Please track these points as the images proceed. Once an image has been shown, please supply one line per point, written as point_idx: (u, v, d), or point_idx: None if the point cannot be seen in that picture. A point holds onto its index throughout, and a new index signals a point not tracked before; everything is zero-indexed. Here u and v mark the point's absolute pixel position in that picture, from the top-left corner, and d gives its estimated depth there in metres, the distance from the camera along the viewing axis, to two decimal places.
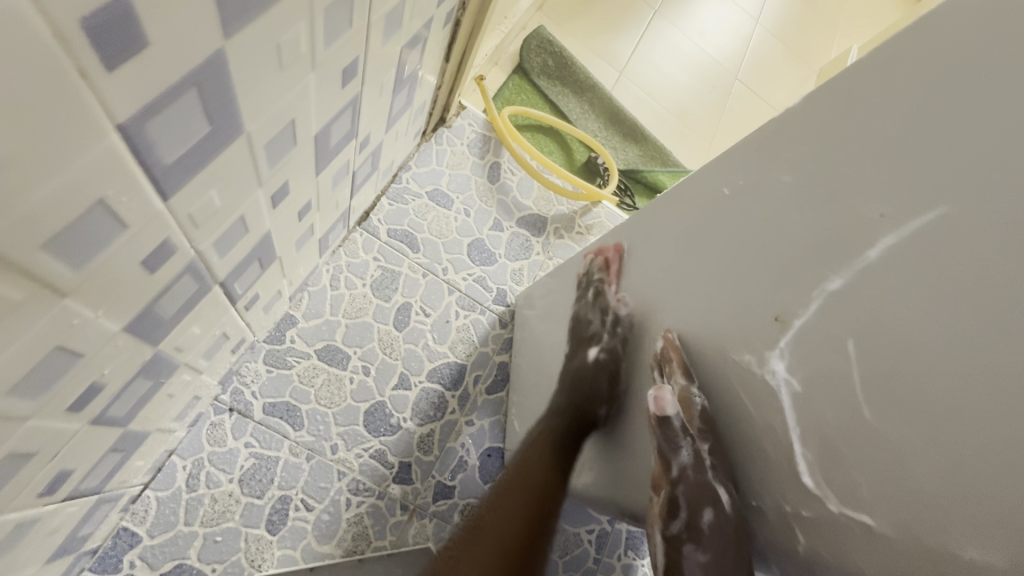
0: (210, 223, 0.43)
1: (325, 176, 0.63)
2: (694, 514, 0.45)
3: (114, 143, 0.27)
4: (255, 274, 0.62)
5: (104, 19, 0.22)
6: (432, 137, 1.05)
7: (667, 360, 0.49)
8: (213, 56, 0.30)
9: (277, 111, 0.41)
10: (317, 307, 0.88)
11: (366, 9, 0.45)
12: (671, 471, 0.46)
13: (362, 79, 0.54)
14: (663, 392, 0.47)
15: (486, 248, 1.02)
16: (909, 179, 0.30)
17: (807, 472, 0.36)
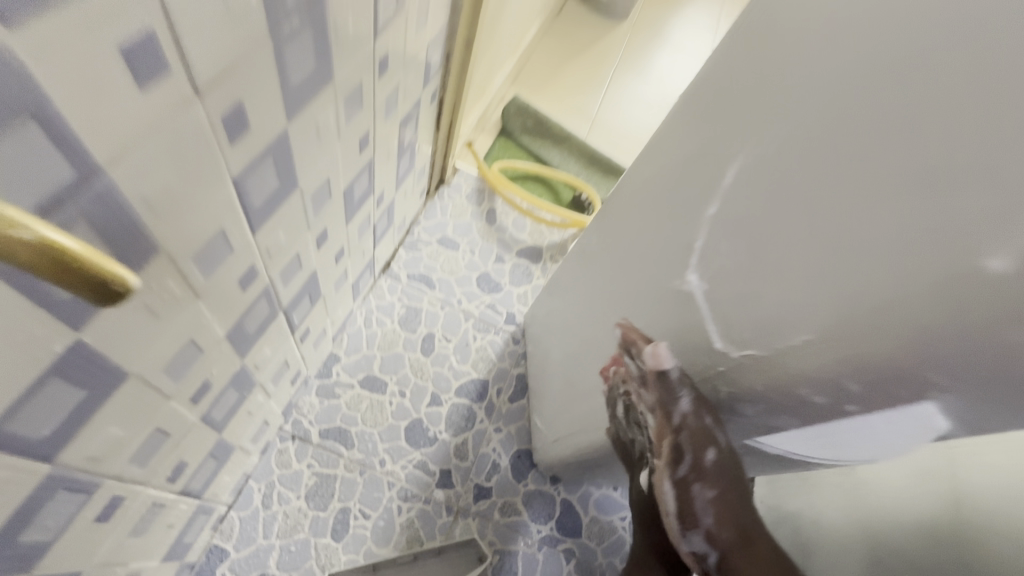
0: (278, 256, 0.60)
1: (353, 226, 0.81)
2: (699, 455, 0.49)
3: (228, 191, 0.44)
4: (307, 308, 0.78)
5: (230, 116, 0.40)
6: (435, 195, 1.24)
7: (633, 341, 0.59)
8: (280, 134, 0.48)
9: (317, 172, 0.59)
10: (355, 344, 1.04)
11: (371, 95, 0.64)
12: (672, 418, 0.50)
13: (374, 146, 0.73)
14: (660, 349, 0.53)
15: (493, 279, 1.18)
16: (737, 134, 0.45)
17: (717, 339, 0.47)
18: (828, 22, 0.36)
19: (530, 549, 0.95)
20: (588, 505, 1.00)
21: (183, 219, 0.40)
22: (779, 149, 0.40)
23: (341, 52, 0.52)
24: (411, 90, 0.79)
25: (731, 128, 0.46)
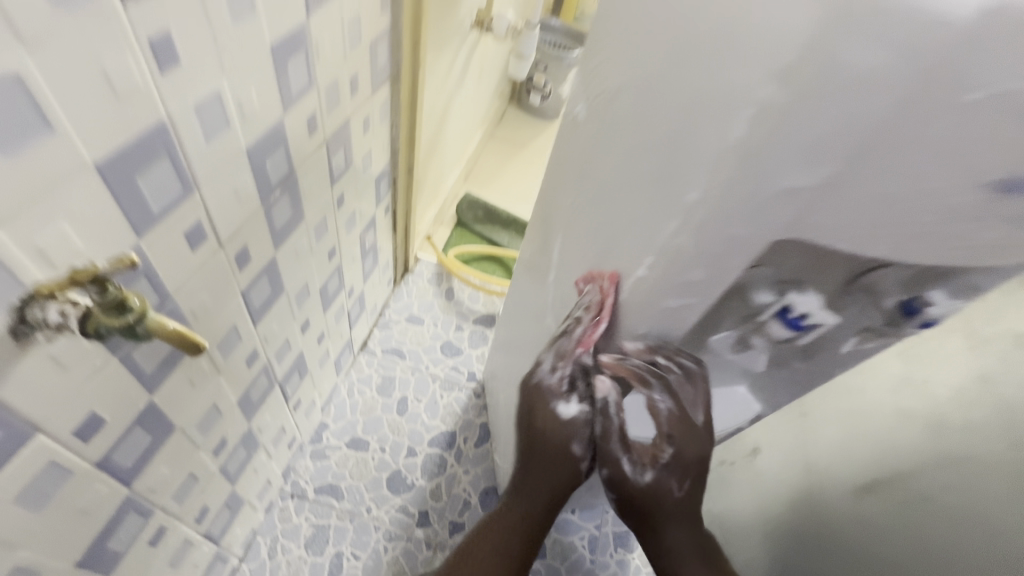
0: (272, 341, 0.83)
1: (330, 314, 1.05)
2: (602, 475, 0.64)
3: (238, 300, 0.69)
4: (297, 381, 1.00)
5: (240, 254, 0.65)
6: (401, 282, 1.50)
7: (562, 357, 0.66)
8: (270, 259, 0.73)
9: (298, 279, 0.84)
10: (341, 412, 1.24)
11: (334, 221, 0.91)
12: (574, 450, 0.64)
13: (340, 254, 0.99)
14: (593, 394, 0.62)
15: (454, 345, 1.41)
16: (559, 227, 0.71)
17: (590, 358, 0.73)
18: (577, 167, 0.63)
19: None
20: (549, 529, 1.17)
21: (210, 321, 0.64)
22: (576, 235, 0.66)
23: (308, 200, 0.78)
24: (367, 209, 1.06)
25: (556, 224, 0.72)
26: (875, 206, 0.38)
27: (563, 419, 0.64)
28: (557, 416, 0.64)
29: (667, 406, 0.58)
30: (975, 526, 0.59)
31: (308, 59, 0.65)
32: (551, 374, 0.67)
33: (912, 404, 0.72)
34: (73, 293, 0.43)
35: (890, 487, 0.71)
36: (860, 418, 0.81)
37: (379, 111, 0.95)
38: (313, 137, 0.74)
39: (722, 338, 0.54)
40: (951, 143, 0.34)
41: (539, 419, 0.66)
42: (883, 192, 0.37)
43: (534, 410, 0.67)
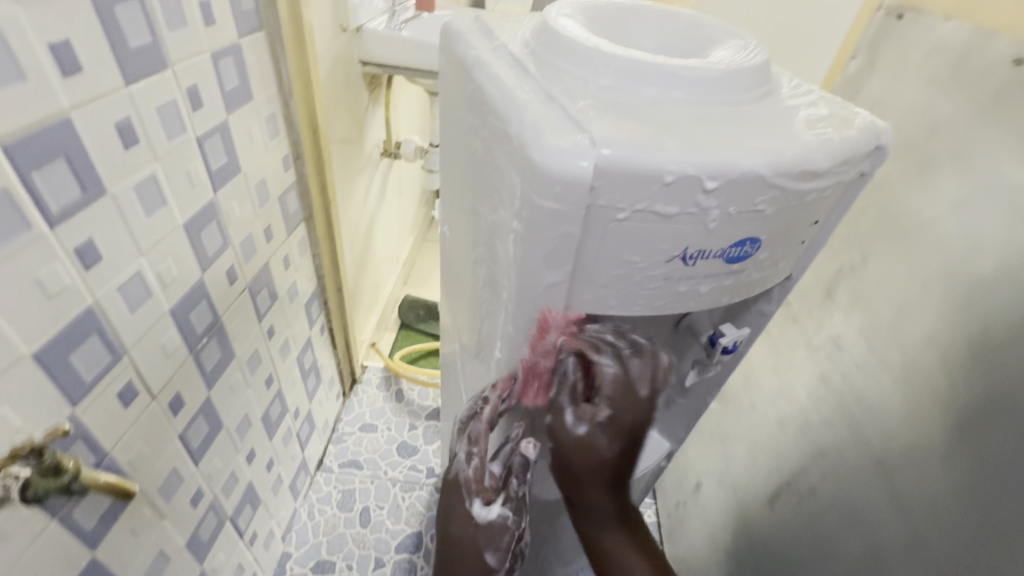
0: (217, 476, 0.88)
1: (277, 439, 1.10)
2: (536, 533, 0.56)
3: (176, 443, 0.75)
4: (250, 513, 1.02)
5: (175, 401, 0.73)
6: (351, 394, 1.55)
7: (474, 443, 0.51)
8: (206, 399, 0.80)
9: (237, 411, 0.91)
10: (303, 537, 1.23)
11: (268, 351, 1.00)
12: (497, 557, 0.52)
13: (279, 380, 1.07)
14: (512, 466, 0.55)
15: (410, 444, 1.45)
16: (459, 322, 0.83)
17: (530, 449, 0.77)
18: (458, 273, 0.76)
19: None
20: None
21: (149, 468, 0.70)
22: (469, 328, 0.77)
23: (237, 339, 0.87)
24: (300, 333, 1.15)
25: (457, 320, 0.84)
26: (602, 303, 0.46)
27: (483, 525, 0.51)
28: (473, 523, 0.51)
29: (612, 373, 0.48)
30: (842, 510, 0.66)
31: (219, 226, 0.78)
32: (468, 465, 0.51)
33: (786, 411, 0.84)
34: (14, 466, 0.49)
35: (786, 494, 0.78)
36: (755, 433, 0.91)
37: (298, 248, 1.08)
38: (234, 286, 0.85)
39: None
40: (624, 252, 0.42)
41: (456, 525, 0.52)
42: (601, 294, 0.45)
43: (451, 512, 0.53)
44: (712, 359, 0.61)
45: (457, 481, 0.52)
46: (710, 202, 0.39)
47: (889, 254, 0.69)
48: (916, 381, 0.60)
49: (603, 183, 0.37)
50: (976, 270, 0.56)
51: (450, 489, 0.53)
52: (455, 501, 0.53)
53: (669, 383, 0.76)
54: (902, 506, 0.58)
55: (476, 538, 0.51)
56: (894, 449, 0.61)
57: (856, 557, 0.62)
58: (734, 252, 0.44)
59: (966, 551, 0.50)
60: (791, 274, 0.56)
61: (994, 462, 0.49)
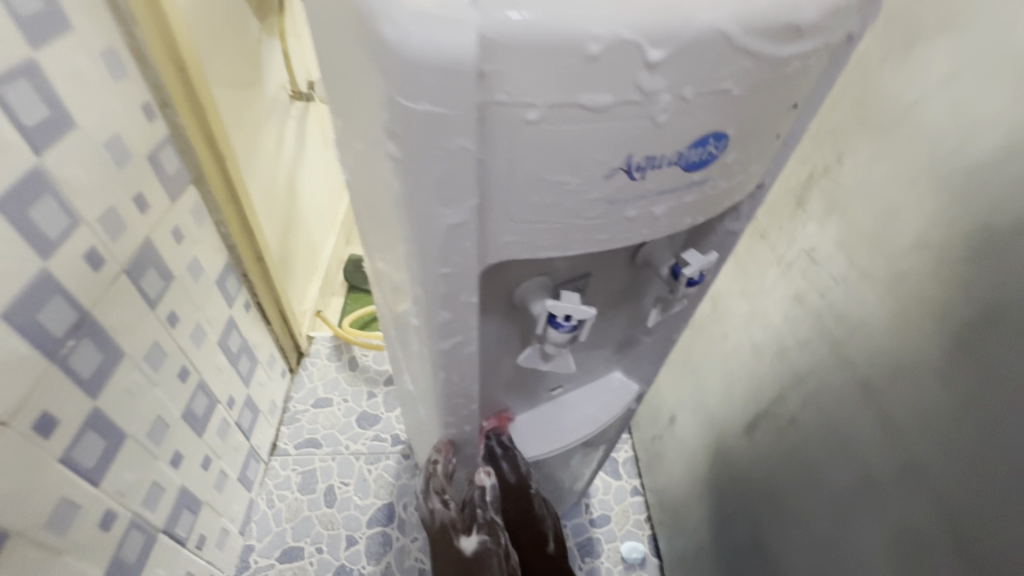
0: (133, 491, 0.77)
1: (210, 434, 0.98)
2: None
3: (58, 468, 0.63)
4: (191, 519, 0.92)
5: (42, 421, 0.61)
6: (299, 368, 1.41)
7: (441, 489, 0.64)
8: (92, 411, 0.68)
9: (145, 416, 0.79)
10: (264, 527, 1.14)
11: (174, 342, 0.86)
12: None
13: (198, 370, 0.93)
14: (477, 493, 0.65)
15: (370, 414, 1.35)
16: (386, 278, 0.70)
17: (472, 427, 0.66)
18: (373, 220, 0.63)
19: None
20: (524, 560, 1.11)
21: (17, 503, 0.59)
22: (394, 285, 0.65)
23: (123, 335, 0.73)
24: (218, 314, 1.00)
25: (384, 275, 0.71)
26: (530, 245, 0.35)
27: (471, 557, 0.59)
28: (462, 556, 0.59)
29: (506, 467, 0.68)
30: (826, 437, 0.61)
31: (58, 200, 0.62)
32: (446, 510, 0.63)
33: (760, 337, 0.77)
34: None
35: (765, 423, 0.73)
36: (729, 362, 0.85)
37: (193, 216, 0.91)
38: (102, 272, 0.69)
39: (529, 355, 0.50)
40: (546, 170, 0.30)
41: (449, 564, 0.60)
42: (525, 231, 0.33)
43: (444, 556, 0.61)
44: (674, 295, 0.51)
45: (441, 529, 0.62)
46: (656, 83, 0.27)
47: (866, 148, 0.59)
48: (902, 291, 0.52)
49: (496, 66, 0.25)
50: (972, 155, 0.47)
51: (436, 546, 0.62)
52: (445, 549, 0.60)
53: (633, 323, 0.67)
54: (889, 430, 0.53)
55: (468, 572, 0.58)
56: (877, 369, 0.55)
57: (846, 486, 0.58)
58: (694, 156, 0.33)
59: (962, 477, 0.45)
60: (764, 182, 0.46)
61: (1001, 375, 0.42)
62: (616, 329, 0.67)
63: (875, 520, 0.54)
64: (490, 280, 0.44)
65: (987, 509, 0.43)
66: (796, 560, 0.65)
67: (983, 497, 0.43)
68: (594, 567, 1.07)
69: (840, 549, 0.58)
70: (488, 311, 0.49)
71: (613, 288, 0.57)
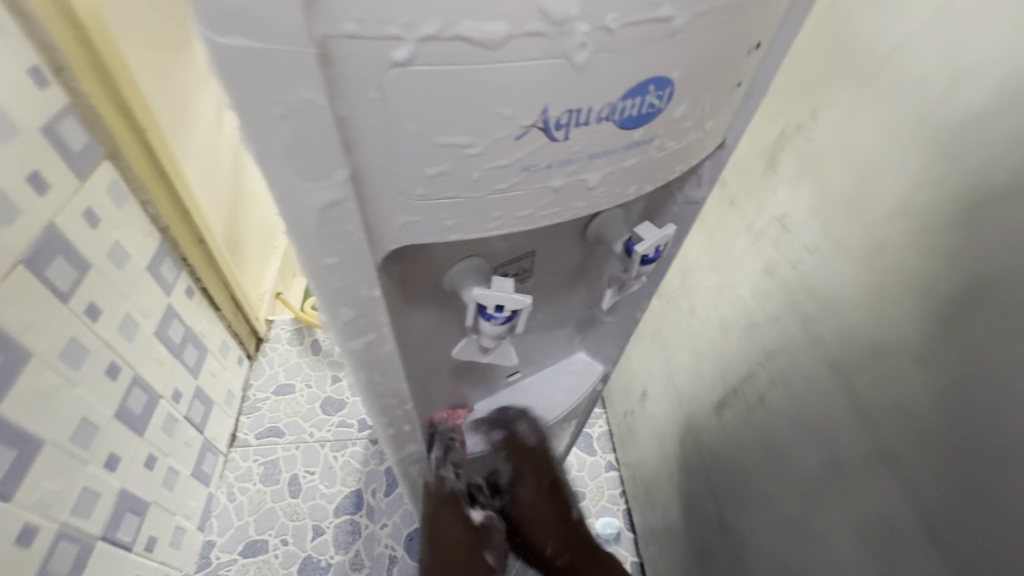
0: (57, 501, 0.71)
1: (153, 431, 0.92)
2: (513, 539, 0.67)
3: None
4: (135, 522, 0.87)
5: None
6: (258, 355, 1.34)
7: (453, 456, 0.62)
8: None
9: (65, 419, 0.72)
10: (225, 522, 1.09)
11: (96, 336, 0.78)
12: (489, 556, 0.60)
13: (132, 365, 0.86)
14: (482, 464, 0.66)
15: (335, 399, 1.28)
16: None
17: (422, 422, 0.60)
18: None
19: None
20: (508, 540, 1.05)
21: None
22: None
23: (26, 333, 0.66)
24: (152, 303, 0.92)
25: None
26: (433, 225, 0.28)
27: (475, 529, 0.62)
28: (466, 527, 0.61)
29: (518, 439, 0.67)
30: (796, 419, 0.57)
31: None
32: (455, 478, 0.63)
33: (729, 311, 0.72)
34: None
35: (734, 402, 0.69)
36: (698, 337, 0.80)
37: (109, 195, 0.82)
38: None
39: (466, 347, 0.43)
40: (433, 129, 0.23)
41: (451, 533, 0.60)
42: (423, 210, 0.27)
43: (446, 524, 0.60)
44: (628, 274, 0.45)
45: (449, 496, 0.62)
46: (566, 7, 0.21)
47: (843, 100, 0.53)
48: (880, 262, 0.47)
49: None
50: (963, 104, 0.41)
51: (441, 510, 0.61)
52: (449, 514, 0.61)
53: (591, 303, 0.61)
54: (862, 414, 0.49)
55: (473, 541, 0.60)
56: (851, 348, 0.50)
57: (814, 470, 0.54)
58: (631, 109, 0.26)
59: (940, 466, 0.41)
60: (725, 141, 0.40)
61: (986, 356, 0.38)
62: (573, 311, 0.61)
63: (843, 507, 0.50)
64: (409, 265, 0.38)
65: (963, 502, 0.39)
66: (763, 544, 0.62)
67: (960, 490, 0.39)
68: None
69: (810, 536, 0.54)
70: (414, 300, 0.42)
71: (564, 266, 0.50)
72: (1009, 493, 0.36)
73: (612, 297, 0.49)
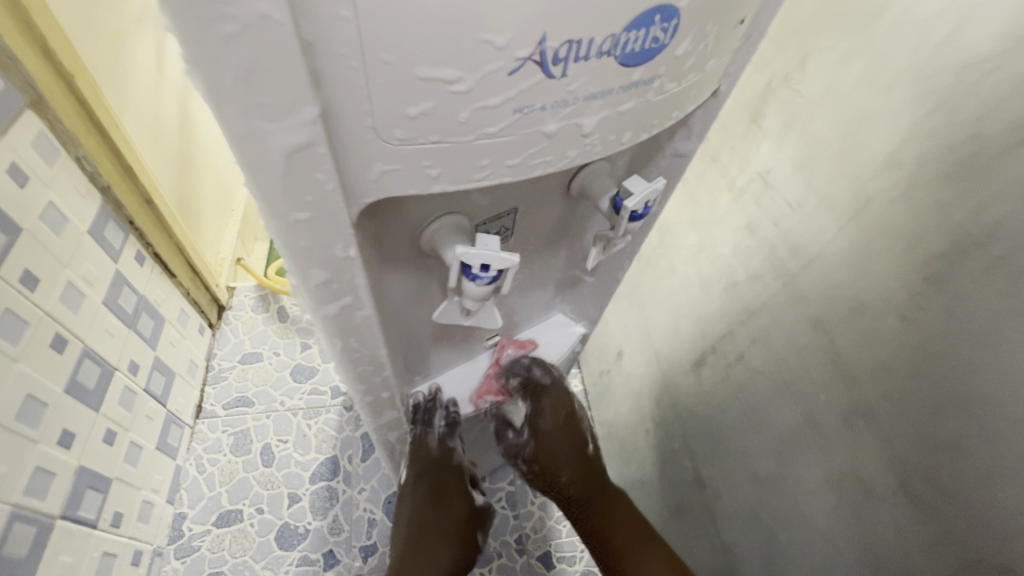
0: (6, 483, 0.67)
1: (110, 405, 0.87)
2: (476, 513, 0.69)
3: None
4: (98, 499, 0.84)
5: None
6: (221, 324, 1.28)
7: (425, 410, 0.63)
8: None
9: (6, 398, 0.67)
10: (196, 493, 1.07)
11: (35, 307, 0.72)
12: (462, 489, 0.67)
13: (80, 337, 0.81)
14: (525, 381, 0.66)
15: (306, 366, 1.24)
16: None
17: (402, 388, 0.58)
18: None
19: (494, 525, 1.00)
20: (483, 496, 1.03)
21: None
22: None
23: None
24: (98, 271, 0.86)
25: None
26: (413, 176, 0.25)
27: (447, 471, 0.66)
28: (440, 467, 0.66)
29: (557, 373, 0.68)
30: (775, 377, 0.59)
31: None
32: (430, 436, 0.64)
33: (710, 269, 0.73)
34: None
35: (712, 360, 0.71)
36: (677, 296, 0.80)
37: (38, 151, 0.73)
38: None
39: (447, 311, 0.41)
40: (418, 58, 0.20)
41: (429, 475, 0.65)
42: (401, 156, 0.24)
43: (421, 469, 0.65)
44: (615, 231, 0.43)
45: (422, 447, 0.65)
46: None
47: (839, 46, 0.53)
48: (867, 217, 0.48)
49: None
50: (967, 49, 0.40)
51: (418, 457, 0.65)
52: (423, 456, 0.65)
53: (573, 262, 0.60)
54: (842, 368, 0.50)
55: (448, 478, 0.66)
56: (834, 305, 0.51)
57: (790, 424, 0.56)
58: (635, 44, 0.24)
59: (914, 419, 0.43)
60: (720, 88, 0.37)
61: (964, 316, 0.39)
62: (554, 270, 0.59)
63: (818, 460, 0.53)
64: (381, 219, 0.35)
65: (935, 452, 0.41)
66: (738, 494, 0.65)
67: (933, 441, 0.41)
68: (545, 500, 1.03)
69: (785, 484, 0.57)
70: (391, 261, 0.39)
71: (548, 222, 0.48)
72: (980, 442, 0.38)
73: (597, 255, 0.47)
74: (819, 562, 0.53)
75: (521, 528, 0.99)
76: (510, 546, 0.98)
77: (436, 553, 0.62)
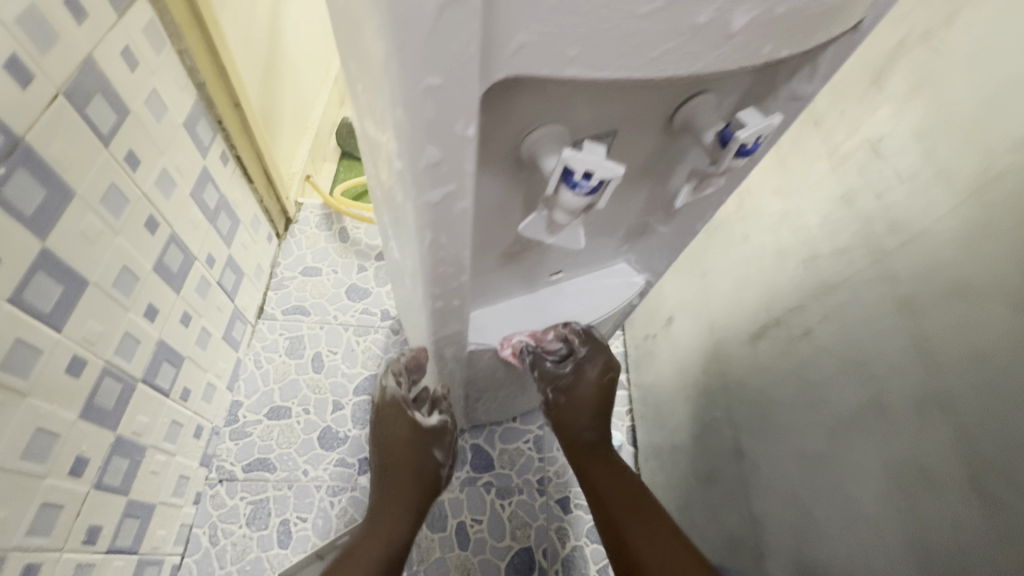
0: (102, 340, 0.74)
1: (188, 291, 0.94)
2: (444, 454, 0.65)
3: (8, 310, 0.59)
4: (172, 372, 0.92)
5: None
6: (287, 236, 1.34)
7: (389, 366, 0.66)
8: (41, 252, 0.62)
9: (107, 264, 0.73)
10: (252, 386, 1.15)
11: (135, 186, 0.77)
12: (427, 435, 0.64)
13: (169, 223, 0.86)
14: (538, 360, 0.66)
15: (361, 287, 1.29)
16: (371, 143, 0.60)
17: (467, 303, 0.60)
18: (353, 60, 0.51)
19: (519, 465, 1.03)
20: (512, 436, 1.07)
21: None
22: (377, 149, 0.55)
23: (69, 170, 0.65)
24: (188, 163, 0.90)
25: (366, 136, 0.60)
26: (554, 55, 0.25)
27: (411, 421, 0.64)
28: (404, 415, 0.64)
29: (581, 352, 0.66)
30: (842, 356, 0.57)
31: None
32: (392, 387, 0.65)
33: (789, 240, 0.70)
34: None
35: (773, 332, 0.68)
36: (746, 265, 0.78)
37: (148, 38, 0.77)
38: (32, 91, 0.59)
39: (533, 224, 0.41)
40: None
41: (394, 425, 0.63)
42: (542, 36, 0.24)
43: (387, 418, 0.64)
44: (714, 167, 0.42)
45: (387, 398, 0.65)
46: None
47: None
48: (994, 195, 0.45)
49: None
50: None
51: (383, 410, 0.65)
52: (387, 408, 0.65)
53: (651, 207, 0.58)
54: (926, 353, 0.48)
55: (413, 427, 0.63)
56: (931, 287, 0.48)
57: (852, 406, 0.54)
58: None
59: (1005, 412, 0.41)
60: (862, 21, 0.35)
61: None
62: (631, 214, 0.58)
63: (879, 446, 0.51)
64: (488, 120, 0.34)
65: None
66: (777, 469, 0.65)
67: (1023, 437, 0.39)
68: None
69: (835, 465, 0.56)
70: (487, 167, 0.40)
71: (641, 156, 0.47)
72: None
73: (687, 193, 0.45)
74: (859, 547, 0.52)
75: (545, 470, 1.03)
76: (532, 485, 1.02)
77: (394, 514, 0.59)
